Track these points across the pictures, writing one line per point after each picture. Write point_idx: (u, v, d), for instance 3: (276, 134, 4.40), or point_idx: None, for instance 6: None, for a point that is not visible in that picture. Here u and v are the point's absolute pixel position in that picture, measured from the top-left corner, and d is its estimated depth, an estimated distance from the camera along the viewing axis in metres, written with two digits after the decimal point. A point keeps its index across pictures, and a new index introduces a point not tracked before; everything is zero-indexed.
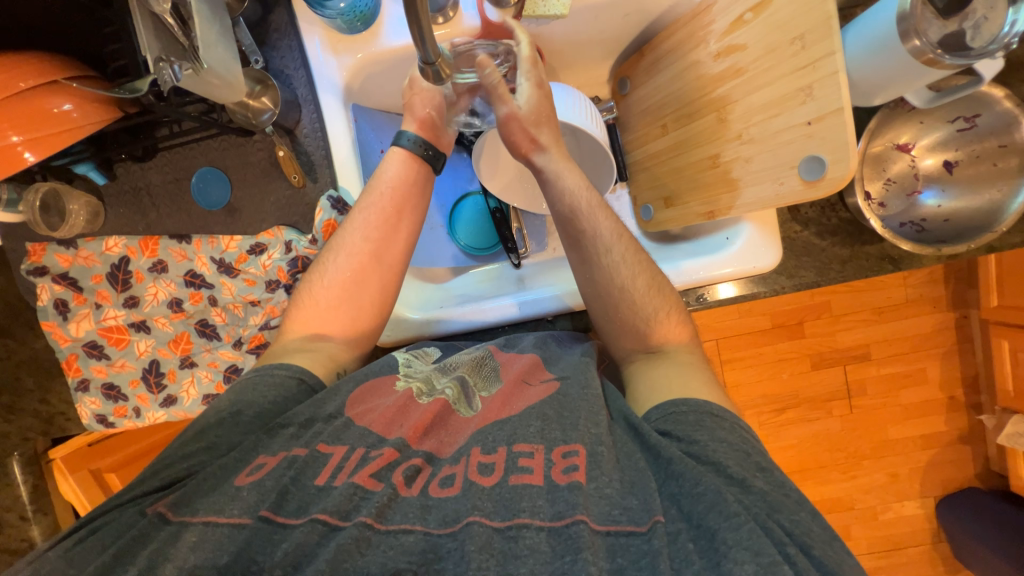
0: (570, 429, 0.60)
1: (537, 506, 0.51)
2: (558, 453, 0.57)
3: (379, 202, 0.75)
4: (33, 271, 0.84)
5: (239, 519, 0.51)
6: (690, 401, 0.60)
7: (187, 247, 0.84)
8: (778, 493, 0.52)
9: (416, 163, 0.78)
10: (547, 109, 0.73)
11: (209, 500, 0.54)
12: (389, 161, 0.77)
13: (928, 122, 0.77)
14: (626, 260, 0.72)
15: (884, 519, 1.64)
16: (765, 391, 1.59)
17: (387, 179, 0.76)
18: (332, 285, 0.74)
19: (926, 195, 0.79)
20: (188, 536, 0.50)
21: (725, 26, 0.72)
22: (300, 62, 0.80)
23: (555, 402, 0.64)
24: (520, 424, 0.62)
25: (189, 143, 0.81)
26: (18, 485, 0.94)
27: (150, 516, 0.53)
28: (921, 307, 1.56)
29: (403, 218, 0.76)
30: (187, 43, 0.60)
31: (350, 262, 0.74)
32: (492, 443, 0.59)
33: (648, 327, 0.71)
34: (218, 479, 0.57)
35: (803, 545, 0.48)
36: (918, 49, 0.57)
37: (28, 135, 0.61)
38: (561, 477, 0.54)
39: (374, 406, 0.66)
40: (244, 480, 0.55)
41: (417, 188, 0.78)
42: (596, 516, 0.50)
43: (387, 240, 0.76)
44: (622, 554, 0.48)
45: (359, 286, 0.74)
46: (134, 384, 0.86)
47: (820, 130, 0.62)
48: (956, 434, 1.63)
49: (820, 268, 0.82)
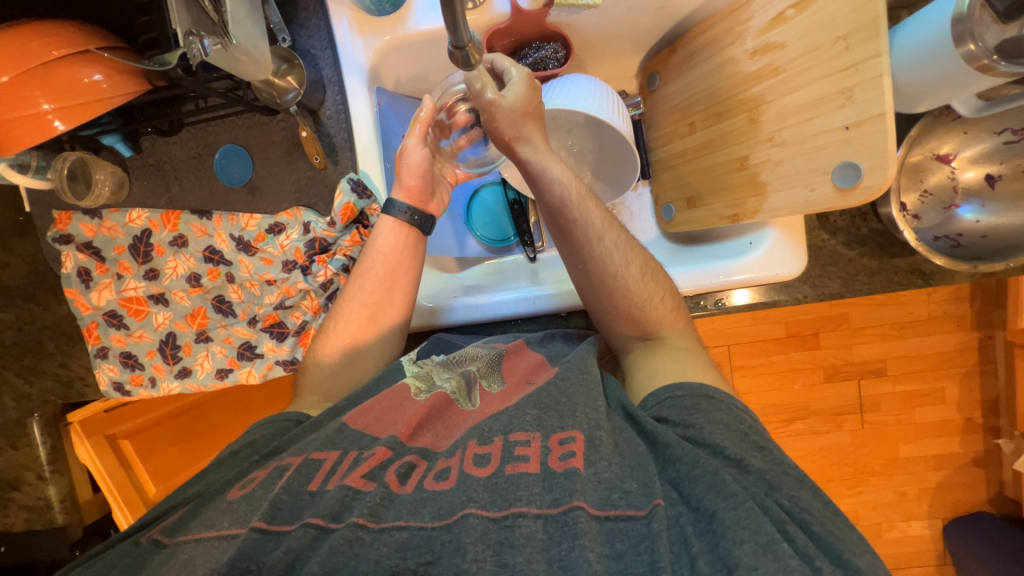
0: (566, 415, 0.60)
1: (534, 494, 0.51)
2: (553, 441, 0.56)
3: (373, 270, 0.77)
4: (59, 238, 0.86)
5: (229, 530, 0.53)
6: (686, 385, 0.60)
7: (207, 223, 0.85)
8: (778, 472, 0.52)
9: (406, 231, 0.79)
10: (535, 102, 0.70)
11: (200, 518, 0.57)
12: (381, 229, 0.78)
13: (972, 132, 0.74)
14: (618, 248, 0.70)
15: (889, 537, 1.61)
16: (776, 401, 1.57)
17: (379, 248, 0.78)
18: (335, 342, 0.76)
19: (965, 209, 0.75)
20: (181, 553, 0.53)
21: (763, 23, 0.69)
22: (327, 43, 0.79)
23: (553, 389, 0.64)
24: (516, 414, 0.61)
25: (214, 118, 0.82)
26: (36, 446, 0.96)
27: (145, 544, 0.56)
28: (944, 325, 1.51)
29: (397, 280, 0.78)
30: (217, 19, 0.61)
31: (349, 329, 0.76)
32: (487, 434, 0.59)
33: (643, 313, 0.70)
34: (215, 497, 0.60)
35: (802, 521, 0.48)
36: (972, 54, 0.54)
37: (57, 104, 0.62)
38: (559, 464, 0.53)
39: (371, 406, 0.65)
40: (235, 494, 0.58)
41: (411, 252, 0.79)
42: (594, 502, 0.50)
43: (384, 303, 0.77)
44: (621, 539, 0.47)
45: (361, 347, 0.76)
46: (150, 354, 0.87)
47: (859, 136, 0.59)
48: (972, 457, 1.58)
49: (846, 279, 0.79)
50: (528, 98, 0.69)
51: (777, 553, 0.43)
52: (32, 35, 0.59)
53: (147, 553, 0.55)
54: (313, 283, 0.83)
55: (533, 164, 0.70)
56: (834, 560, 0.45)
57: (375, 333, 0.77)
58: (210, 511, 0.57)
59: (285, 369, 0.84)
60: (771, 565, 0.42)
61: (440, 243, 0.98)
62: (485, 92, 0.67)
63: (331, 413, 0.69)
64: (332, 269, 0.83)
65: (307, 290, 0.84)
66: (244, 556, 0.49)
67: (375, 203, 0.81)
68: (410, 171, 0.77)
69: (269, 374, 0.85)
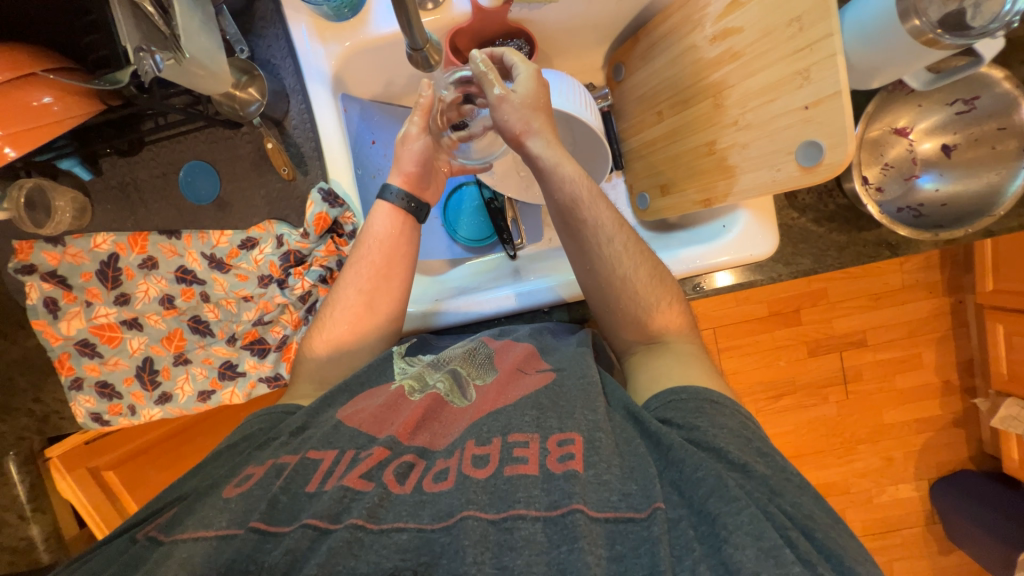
0: (565, 417, 0.60)
1: (533, 496, 0.51)
2: (552, 443, 0.57)
3: (369, 256, 0.76)
4: (21, 270, 0.82)
5: (227, 530, 0.52)
6: (690, 388, 0.61)
7: (177, 243, 0.83)
8: (781, 477, 0.53)
9: (402, 217, 0.77)
10: (543, 101, 0.70)
11: (196, 515, 0.55)
12: (376, 215, 0.77)
13: (927, 105, 0.76)
14: (627, 251, 0.71)
15: (879, 501, 1.66)
16: (763, 378, 1.60)
17: (375, 234, 0.77)
18: (333, 330, 0.75)
19: (925, 179, 0.78)
20: (177, 553, 0.50)
21: (721, 9, 0.70)
22: (287, 52, 0.78)
23: (550, 393, 0.64)
24: (515, 414, 0.61)
25: (175, 135, 0.80)
26: (15, 485, 0.92)
27: (142, 542, 0.54)
28: (916, 293, 1.56)
29: (394, 268, 0.76)
30: (169, 32, 0.59)
31: (347, 316, 0.75)
32: (487, 435, 0.59)
33: (648, 317, 0.71)
34: (209, 493, 0.58)
35: (804, 528, 0.49)
36: (918, 29, 0.56)
37: (9, 130, 0.59)
38: (558, 466, 0.53)
39: (363, 406, 0.66)
40: (230, 492, 0.56)
41: (406, 240, 0.78)
42: (595, 504, 0.50)
43: (381, 289, 0.76)
44: (622, 541, 0.48)
45: (358, 336, 0.75)
46: (128, 381, 0.85)
47: (818, 115, 0.61)
48: (951, 417, 1.64)
49: (817, 255, 0.81)
50: (535, 96, 0.69)
51: (779, 558, 0.44)
52: None
53: (144, 550, 0.53)
54: (290, 297, 0.82)
55: (544, 160, 0.70)
56: (835, 565, 0.46)
57: (365, 335, 0.76)
58: (208, 506, 0.55)
59: (269, 386, 0.83)
60: (772, 570, 0.43)
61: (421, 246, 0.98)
62: (493, 89, 0.68)
63: (324, 402, 0.68)
64: (309, 280, 0.82)
65: (285, 304, 0.82)
66: (244, 557, 0.49)
67: (348, 212, 0.79)
68: (410, 156, 0.75)
69: (253, 393, 0.83)
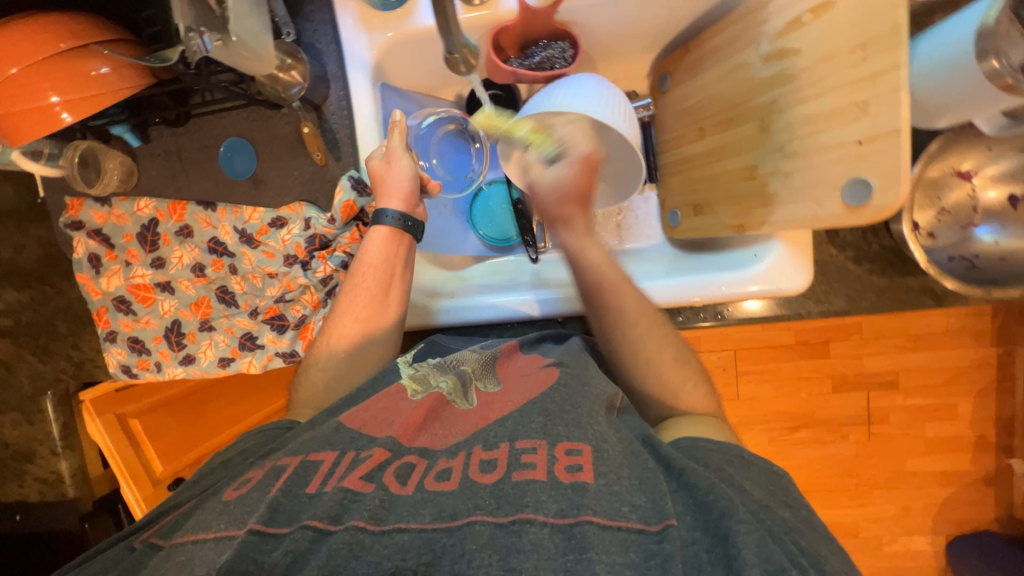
0: (573, 425, 0.58)
1: (541, 501, 0.49)
2: (560, 451, 0.55)
3: (363, 283, 0.77)
4: (71, 225, 0.88)
5: (223, 532, 0.52)
6: (720, 442, 0.62)
7: (212, 214, 0.86)
8: (802, 522, 0.55)
9: (397, 238, 0.79)
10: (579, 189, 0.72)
11: (195, 519, 0.56)
12: (371, 240, 0.78)
13: (997, 149, 0.70)
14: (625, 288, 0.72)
15: (888, 550, 1.59)
16: (781, 409, 1.55)
17: (369, 259, 0.78)
18: (331, 356, 0.76)
19: (983, 230, 0.72)
20: (176, 556, 0.51)
21: (779, 27, 0.66)
22: (332, 37, 0.78)
23: (557, 396, 0.63)
24: (521, 421, 0.60)
25: (220, 111, 0.82)
26: (49, 422, 1.00)
27: (141, 548, 0.56)
28: (962, 340, 1.47)
29: (391, 291, 0.78)
30: (219, 14, 0.60)
31: (342, 343, 0.76)
32: (493, 440, 0.58)
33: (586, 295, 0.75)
34: (213, 496, 0.60)
35: (813, 559, 0.49)
36: (995, 71, 0.52)
37: (66, 97, 0.61)
38: (565, 475, 0.52)
39: (367, 406, 0.65)
40: (231, 495, 0.57)
41: (399, 261, 0.79)
42: (604, 512, 0.49)
43: (377, 316, 0.78)
44: (634, 550, 0.46)
45: (355, 360, 0.76)
46: (156, 340, 0.89)
47: (872, 152, 0.57)
48: (981, 475, 1.54)
49: (852, 296, 0.76)
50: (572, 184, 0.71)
51: None
52: (43, 29, 0.59)
53: (144, 556, 0.55)
54: (312, 279, 0.84)
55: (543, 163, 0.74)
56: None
57: (367, 348, 0.77)
58: (205, 511, 0.56)
59: (284, 361, 0.86)
60: None
61: (443, 242, 0.98)
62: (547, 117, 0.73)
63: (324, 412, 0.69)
64: (332, 265, 0.84)
65: (306, 285, 0.84)
66: (241, 558, 0.47)
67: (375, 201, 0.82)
68: (396, 177, 0.77)
69: (269, 365, 0.87)
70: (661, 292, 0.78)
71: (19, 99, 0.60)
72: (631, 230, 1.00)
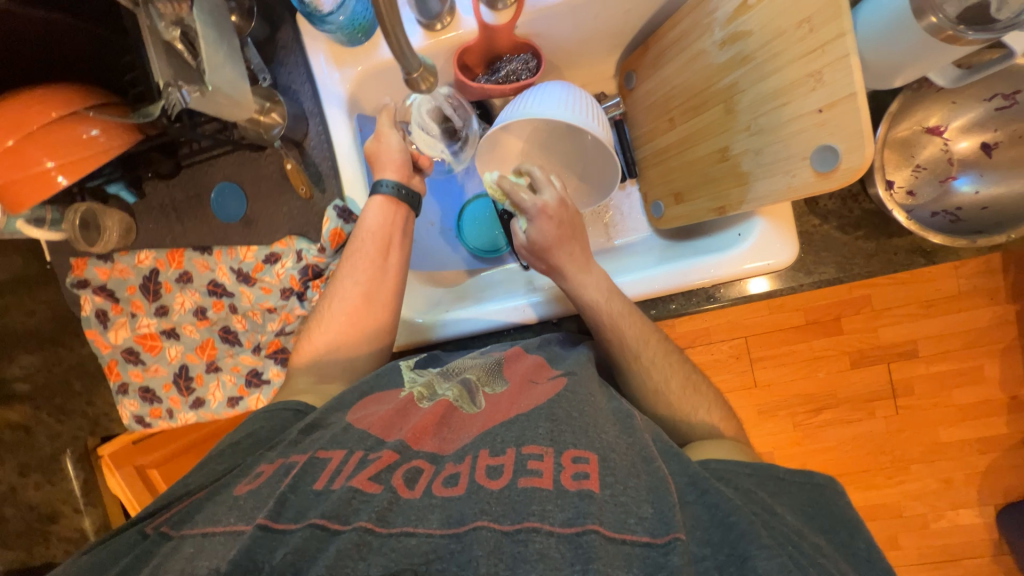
0: (580, 432, 0.56)
1: (548, 509, 0.47)
2: (567, 458, 0.53)
3: (363, 248, 0.78)
4: (77, 284, 0.91)
5: (234, 526, 0.51)
6: (756, 464, 0.57)
7: (208, 258, 0.88)
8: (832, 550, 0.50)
9: (393, 207, 0.81)
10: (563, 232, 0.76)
11: (206, 512, 0.54)
12: (370, 208, 0.80)
13: (961, 101, 0.72)
14: (627, 318, 0.73)
15: (936, 528, 1.52)
16: (800, 391, 1.52)
17: (368, 226, 0.79)
18: (331, 329, 0.77)
19: (961, 181, 0.74)
20: (184, 547, 0.50)
21: (728, 14, 0.69)
22: (306, 77, 0.83)
23: (564, 402, 0.61)
24: (528, 425, 0.58)
25: (208, 158, 0.86)
26: (70, 480, 1.03)
27: (151, 536, 0.54)
28: (976, 301, 1.43)
29: (390, 256, 0.80)
30: (195, 66, 0.65)
31: (343, 311, 0.78)
32: (501, 445, 0.56)
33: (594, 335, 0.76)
34: (224, 488, 0.57)
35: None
36: (936, 26, 0.55)
37: (59, 160, 0.65)
38: (571, 484, 0.50)
39: (373, 411, 0.65)
40: (242, 489, 0.56)
41: (398, 230, 0.81)
42: (610, 523, 0.47)
43: (376, 282, 0.79)
44: (638, 565, 0.44)
45: (358, 329, 0.78)
46: (166, 387, 0.91)
47: (833, 118, 0.58)
48: (1020, 437, 1.48)
49: (841, 263, 0.77)
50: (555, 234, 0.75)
51: None
52: (33, 100, 0.62)
53: (153, 544, 0.53)
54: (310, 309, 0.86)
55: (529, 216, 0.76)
56: None
57: (365, 333, 0.78)
58: (216, 505, 0.55)
59: None
60: None
61: (435, 259, 1.02)
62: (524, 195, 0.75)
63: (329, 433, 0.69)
64: None
65: (304, 315, 0.87)
66: (245, 553, 0.46)
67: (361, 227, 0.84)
68: (387, 155, 0.80)
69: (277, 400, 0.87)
70: (654, 280, 0.79)
71: (14, 168, 0.63)
72: (617, 226, 1.01)
